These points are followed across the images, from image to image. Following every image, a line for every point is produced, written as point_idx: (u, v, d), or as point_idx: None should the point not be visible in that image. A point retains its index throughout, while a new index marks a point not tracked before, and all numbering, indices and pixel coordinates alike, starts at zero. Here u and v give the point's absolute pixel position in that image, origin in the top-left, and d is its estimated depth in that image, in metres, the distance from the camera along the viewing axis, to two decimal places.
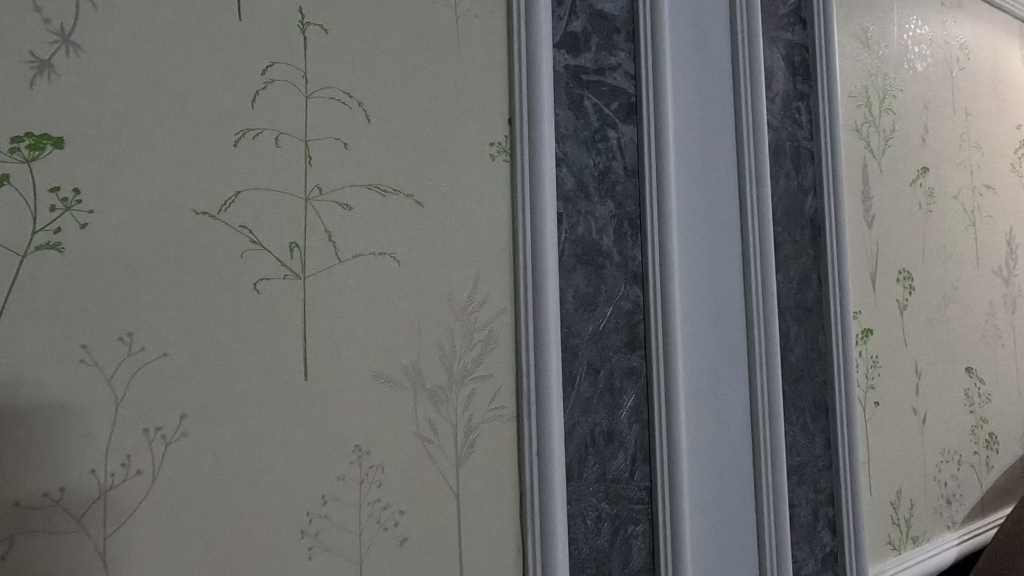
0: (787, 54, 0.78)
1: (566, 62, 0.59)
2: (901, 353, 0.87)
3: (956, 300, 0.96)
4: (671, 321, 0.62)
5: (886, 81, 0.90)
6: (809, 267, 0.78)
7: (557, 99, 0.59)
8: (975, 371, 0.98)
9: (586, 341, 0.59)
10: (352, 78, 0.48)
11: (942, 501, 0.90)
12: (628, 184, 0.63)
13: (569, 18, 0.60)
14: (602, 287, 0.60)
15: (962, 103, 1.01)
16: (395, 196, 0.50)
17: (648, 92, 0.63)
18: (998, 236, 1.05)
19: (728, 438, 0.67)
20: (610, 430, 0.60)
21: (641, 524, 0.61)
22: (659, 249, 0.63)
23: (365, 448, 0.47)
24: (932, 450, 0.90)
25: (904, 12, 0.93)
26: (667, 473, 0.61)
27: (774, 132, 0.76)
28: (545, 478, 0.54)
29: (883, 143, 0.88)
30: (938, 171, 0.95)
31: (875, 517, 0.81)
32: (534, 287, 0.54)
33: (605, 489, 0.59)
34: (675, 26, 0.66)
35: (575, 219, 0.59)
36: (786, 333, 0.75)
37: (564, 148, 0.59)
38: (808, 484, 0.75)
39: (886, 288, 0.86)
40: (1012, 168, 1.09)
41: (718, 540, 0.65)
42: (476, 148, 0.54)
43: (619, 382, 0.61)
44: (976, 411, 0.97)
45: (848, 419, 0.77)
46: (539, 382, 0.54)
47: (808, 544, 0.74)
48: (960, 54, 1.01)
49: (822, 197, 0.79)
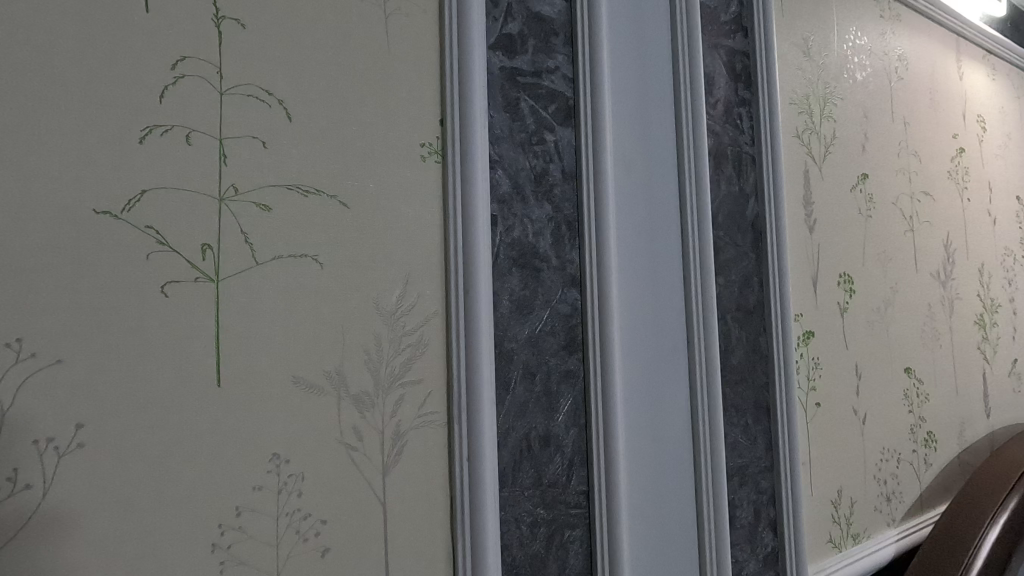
0: (728, 60, 0.79)
1: (502, 64, 0.59)
2: (842, 354, 0.89)
3: (895, 303, 0.99)
4: (608, 323, 0.62)
5: (826, 89, 0.92)
6: (751, 271, 0.79)
7: (492, 101, 0.58)
8: (914, 371, 1.01)
9: (522, 345, 0.58)
10: (271, 75, 0.47)
11: (882, 498, 0.93)
12: (566, 187, 0.63)
13: (505, 20, 0.60)
14: (538, 290, 0.60)
15: (901, 112, 1.04)
16: (318, 196, 0.48)
17: (586, 96, 0.63)
18: (936, 241, 1.08)
19: (667, 440, 0.67)
20: (547, 435, 0.59)
21: (578, 528, 0.61)
22: (597, 252, 0.63)
23: (284, 456, 0.46)
24: (872, 449, 0.92)
25: (845, 23, 0.96)
26: (604, 475, 0.61)
27: (715, 136, 0.76)
28: (476, 484, 0.53)
29: (824, 149, 0.90)
30: (878, 177, 0.98)
31: (816, 516, 0.83)
32: (465, 290, 0.54)
33: (541, 494, 0.58)
34: (614, 30, 0.67)
35: (510, 222, 0.58)
36: (727, 335, 0.75)
37: (499, 150, 0.58)
38: (749, 485, 0.76)
39: (827, 292, 0.88)
40: (950, 175, 1.13)
41: (657, 542, 0.65)
42: (406, 148, 0.53)
43: (555, 385, 0.60)
44: (915, 410, 1.00)
45: (788, 421, 0.78)
46: (470, 387, 0.53)
47: (749, 544, 0.75)
48: (899, 65, 1.05)
49: (763, 202, 0.80)
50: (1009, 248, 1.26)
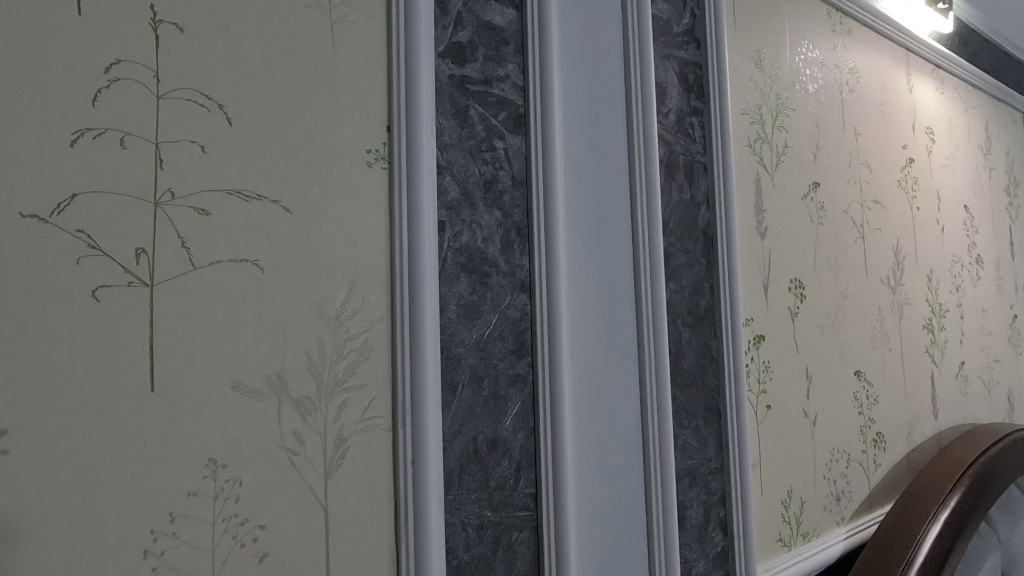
0: (681, 71, 0.81)
1: (451, 72, 0.60)
2: (792, 358, 0.91)
3: (845, 308, 1.02)
4: (556, 328, 0.63)
5: (779, 100, 0.94)
6: (702, 277, 0.81)
7: (441, 109, 0.59)
8: (864, 374, 1.04)
9: (469, 349, 0.59)
10: (211, 80, 0.47)
11: (831, 498, 0.95)
12: (516, 194, 0.64)
13: (455, 28, 0.60)
14: (486, 296, 0.60)
15: (852, 123, 1.08)
16: (259, 201, 0.48)
17: (536, 104, 0.65)
18: (886, 248, 1.12)
19: (617, 443, 0.69)
20: (494, 438, 0.60)
21: (525, 531, 0.61)
22: (545, 258, 0.64)
23: (221, 462, 0.46)
24: (822, 450, 0.95)
25: (796, 37, 0.99)
26: (551, 478, 0.62)
27: (667, 145, 0.78)
28: (419, 488, 0.53)
29: (775, 158, 0.93)
30: (829, 186, 1.01)
31: (766, 515, 0.85)
32: (410, 294, 0.54)
33: (488, 496, 0.59)
34: (565, 40, 0.68)
35: (459, 228, 0.59)
36: (678, 339, 0.77)
37: (447, 156, 0.59)
38: (699, 486, 0.78)
39: (778, 297, 0.90)
40: (900, 184, 1.17)
41: (605, 543, 0.66)
42: (351, 154, 0.53)
43: (503, 389, 0.61)
44: (865, 412, 1.03)
45: (738, 423, 0.80)
46: (414, 391, 0.54)
47: (699, 545, 0.77)
48: (850, 77, 1.08)
49: (714, 209, 0.82)
50: (957, 255, 1.31)
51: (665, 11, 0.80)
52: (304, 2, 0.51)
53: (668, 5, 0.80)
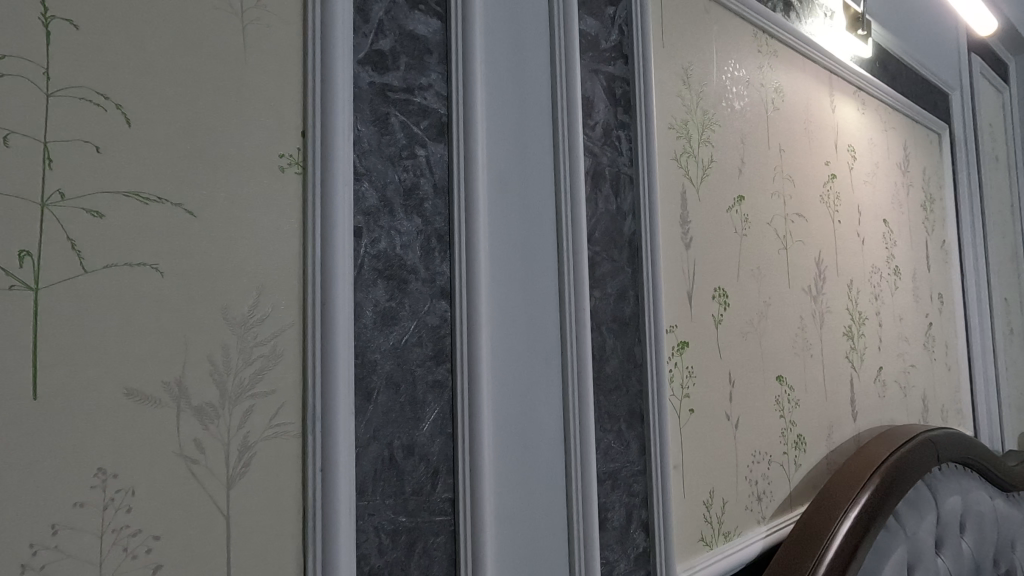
0: (608, 86, 0.84)
1: (371, 79, 0.60)
2: (715, 364, 0.95)
3: (768, 316, 1.06)
4: (476, 334, 0.64)
5: (706, 116, 0.99)
6: (627, 285, 0.83)
7: (360, 115, 0.59)
8: (785, 379, 1.09)
9: (385, 355, 0.59)
10: (108, 78, 0.46)
11: (752, 498, 1.00)
12: (437, 201, 0.64)
13: (376, 37, 0.61)
14: (405, 301, 0.61)
15: (777, 140, 1.13)
16: (159, 203, 0.47)
17: (458, 113, 0.66)
18: (809, 259, 1.18)
19: (538, 446, 0.70)
20: (411, 444, 0.60)
21: (442, 535, 0.62)
22: (465, 265, 0.65)
23: (112, 471, 0.44)
24: (744, 452, 0.99)
25: (724, 56, 1.03)
26: (469, 482, 0.63)
27: (593, 157, 0.81)
28: (328, 496, 0.53)
29: (701, 172, 0.97)
30: (754, 199, 1.06)
31: (687, 516, 0.88)
32: (322, 300, 0.54)
33: (403, 502, 0.59)
34: (490, 52, 0.70)
35: (376, 234, 0.59)
36: (602, 344, 0.79)
37: (366, 163, 0.59)
38: (622, 488, 0.80)
39: (702, 305, 0.94)
40: (822, 198, 1.24)
41: (524, 546, 0.67)
42: (262, 159, 0.53)
43: (421, 394, 0.62)
44: (786, 415, 1.08)
45: (660, 427, 0.83)
46: (325, 399, 0.53)
47: (620, 545, 0.79)
48: (775, 96, 1.14)
49: (640, 220, 0.85)
50: (877, 265, 1.40)
51: (593, 27, 0.83)
52: (213, 3, 0.51)
53: (596, 21, 0.83)
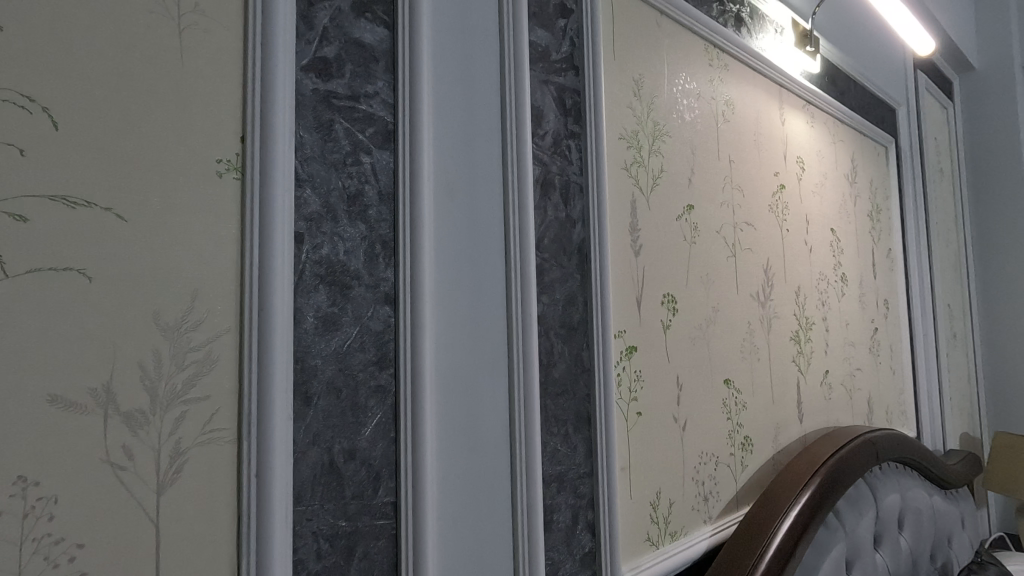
0: (558, 96, 0.86)
1: (315, 86, 0.61)
2: (663, 368, 0.98)
3: (716, 321, 1.10)
4: (420, 339, 0.65)
5: (656, 127, 1.02)
6: (575, 291, 0.85)
7: (302, 121, 0.59)
8: (732, 383, 1.13)
9: (326, 361, 0.60)
10: (35, 80, 0.45)
11: (699, 498, 1.02)
12: (382, 208, 0.65)
13: (320, 43, 0.61)
14: (347, 307, 0.61)
15: (727, 150, 1.17)
16: (88, 208, 0.47)
17: (404, 121, 0.67)
18: (757, 266, 1.22)
19: (483, 450, 0.72)
20: (352, 449, 0.61)
21: (383, 539, 0.62)
22: (410, 271, 0.65)
23: (33, 479, 0.44)
24: (691, 454, 1.02)
25: (675, 69, 1.07)
26: (411, 485, 0.64)
27: (542, 165, 0.82)
28: (263, 501, 0.53)
29: (651, 181, 0.99)
30: (703, 208, 1.10)
31: (633, 517, 0.90)
32: (259, 306, 0.54)
33: (343, 507, 0.60)
34: (438, 61, 0.71)
35: (318, 240, 0.60)
36: (549, 349, 0.81)
37: (308, 169, 0.59)
38: (568, 490, 0.82)
39: (651, 311, 0.97)
40: (771, 207, 1.28)
41: (467, 547, 0.69)
42: (198, 163, 0.53)
43: (364, 399, 0.62)
44: (733, 417, 1.12)
45: (606, 430, 0.85)
46: (261, 404, 0.53)
47: (566, 546, 0.80)
48: (725, 109, 1.18)
49: (589, 228, 0.87)
50: (824, 272, 1.45)
51: (544, 38, 0.85)
52: (148, 7, 0.51)
53: (547, 33, 0.85)
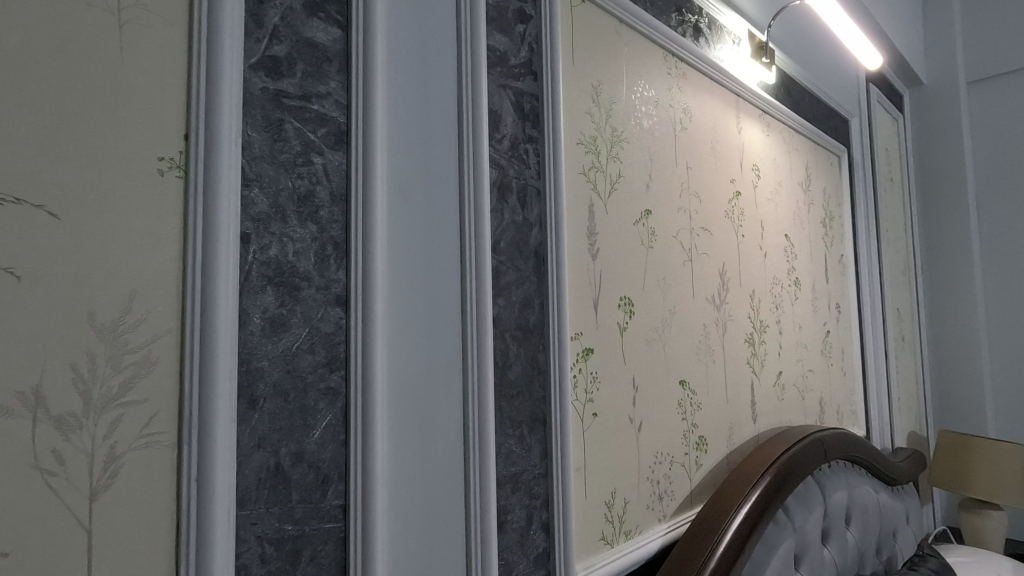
0: (516, 100, 0.87)
1: (265, 85, 0.60)
2: (619, 370, 1.00)
3: (672, 324, 1.12)
4: (371, 341, 0.65)
5: (615, 133, 1.03)
6: (532, 294, 0.86)
7: (250, 119, 0.59)
8: (688, 384, 1.15)
9: (273, 363, 0.59)
10: None
11: (654, 497, 1.05)
12: (334, 209, 0.65)
13: (270, 42, 0.61)
14: (296, 308, 0.61)
15: (684, 157, 1.20)
16: (18, 205, 0.45)
17: (357, 122, 0.66)
18: (713, 270, 1.25)
19: (436, 451, 0.72)
20: (299, 452, 0.60)
21: (331, 542, 0.62)
22: (362, 272, 0.65)
23: None
24: (646, 453, 1.04)
25: (633, 77, 1.09)
26: (361, 487, 0.63)
27: (499, 169, 0.83)
28: (204, 505, 0.52)
29: (609, 186, 1.01)
30: (660, 213, 1.12)
31: (588, 516, 0.91)
32: (201, 306, 0.53)
33: (289, 511, 0.59)
34: (393, 62, 0.71)
35: (266, 241, 0.59)
36: (505, 351, 0.82)
37: (256, 168, 0.59)
38: (522, 491, 0.82)
39: (608, 314, 0.99)
40: (727, 213, 1.32)
41: (419, 548, 0.69)
42: (138, 161, 0.51)
43: (313, 401, 0.62)
44: (688, 417, 1.14)
45: (561, 431, 0.86)
46: (203, 407, 0.53)
47: (520, 547, 0.81)
48: (683, 116, 1.21)
49: (546, 231, 0.88)
50: (778, 277, 1.50)
51: (502, 43, 0.85)
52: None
53: (506, 37, 0.86)
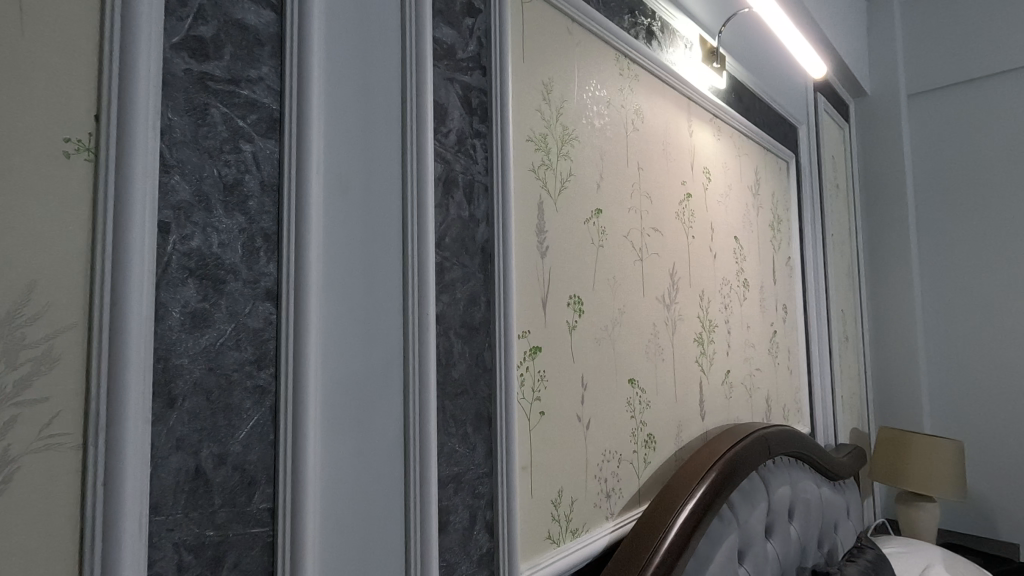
0: (464, 95, 0.85)
1: (188, 66, 0.57)
2: (568, 368, 1.00)
3: (622, 323, 1.13)
4: (303, 336, 0.62)
5: (566, 131, 1.03)
6: (478, 291, 0.85)
7: (171, 102, 0.55)
8: (637, 382, 1.16)
9: (194, 360, 0.56)
10: None
11: (601, 495, 1.05)
12: (264, 199, 0.62)
13: (194, 22, 0.58)
14: (220, 303, 0.58)
15: (636, 158, 1.21)
16: None
17: (291, 110, 0.64)
18: (663, 270, 1.27)
19: (374, 450, 0.70)
20: (223, 453, 0.57)
21: (258, 547, 0.59)
22: (295, 266, 0.63)
23: None
24: (595, 451, 1.04)
25: (585, 76, 1.09)
26: (290, 489, 0.61)
27: (445, 163, 0.82)
28: (112, 511, 0.49)
29: (559, 184, 1.01)
30: (611, 212, 1.13)
31: (534, 515, 0.91)
32: (111, 299, 0.50)
33: (210, 515, 0.56)
34: (331, 49, 0.68)
35: (187, 231, 0.56)
36: (449, 349, 0.80)
37: (178, 154, 0.56)
38: (465, 491, 0.81)
39: (557, 312, 0.98)
40: (678, 214, 1.34)
41: (353, 551, 0.67)
42: (40, 141, 0.48)
43: (239, 400, 0.59)
44: (637, 415, 1.15)
45: (507, 430, 0.85)
46: (111, 405, 0.49)
47: (462, 547, 0.80)
48: (635, 117, 1.22)
49: (493, 227, 0.87)
50: (727, 278, 1.53)
51: (450, 36, 0.84)
52: None
53: (453, 30, 0.84)
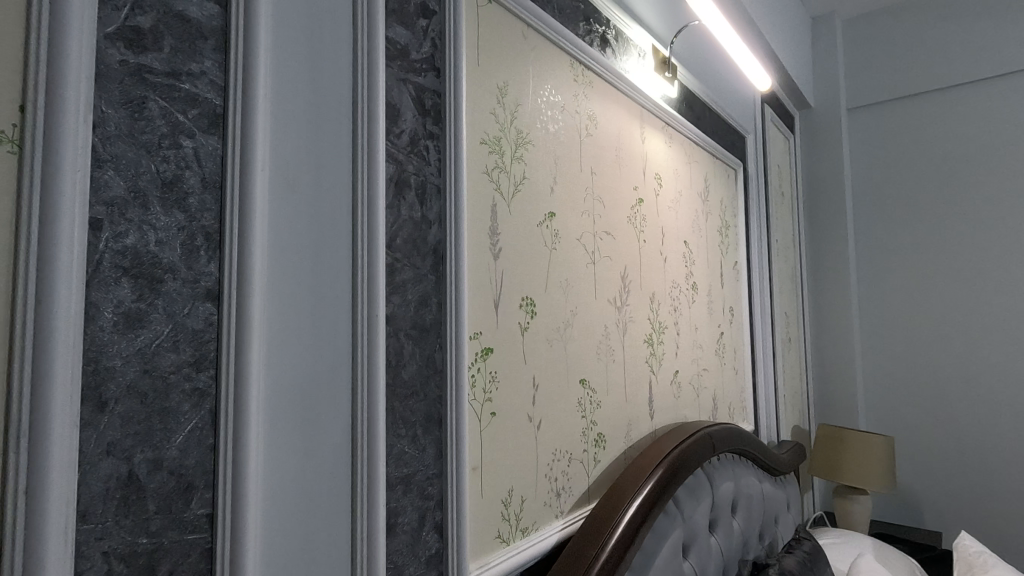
0: (417, 96, 0.85)
1: (124, 58, 0.55)
2: (519, 369, 1.01)
3: (574, 324, 1.15)
4: (245, 337, 0.61)
5: (521, 135, 1.05)
6: (429, 292, 0.85)
7: (106, 94, 0.53)
8: (588, 383, 1.19)
9: (128, 362, 0.54)
10: None
11: (551, 494, 1.07)
12: (205, 196, 0.60)
13: (132, 12, 0.56)
14: (157, 303, 0.56)
15: (589, 162, 1.24)
16: None
17: (235, 106, 0.62)
18: (614, 273, 1.30)
19: (320, 452, 0.69)
20: (158, 458, 0.55)
21: (195, 554, 0.58)
22: (237, 266, 0.61)
23: None
24: (545, 451, 1.06)
25: (540, 82, 1.11)
26: (230, 494, 0.59)
27: (397, 164, 0.81)
28: (35, 520, 0.46)
29: (513, 187, 1.02)
30: (564, 216, 1.15)
31: (484, 515, 0.91)
32: (36, 299, 0.48)
33: (144, 523, 0.54)
34: (278, 46, 0.67)
35: (121, 228, 0.54)
36: (398, 350, 0.80)
37: (112, 148, 0.54)
38: (414, 492, 0.81)
39: (509, 314, 0.99)
40: (629, 219, 1.37)
41: (297, 554, 0.66)
42: None
43: (176, 402, 0.57)
44: (587, 415, 1.18)
45: (457, 430, 0.85)
46: (35, 410, 0.47)
47: (410, 549, 0.80)
48: (588, 123, 1.24)
49: (445, 229, 0.87)
50: (676, 281, 1.58)
51: (403, 36, 0.84)
52: None
53: (407, 31, 0.84)
